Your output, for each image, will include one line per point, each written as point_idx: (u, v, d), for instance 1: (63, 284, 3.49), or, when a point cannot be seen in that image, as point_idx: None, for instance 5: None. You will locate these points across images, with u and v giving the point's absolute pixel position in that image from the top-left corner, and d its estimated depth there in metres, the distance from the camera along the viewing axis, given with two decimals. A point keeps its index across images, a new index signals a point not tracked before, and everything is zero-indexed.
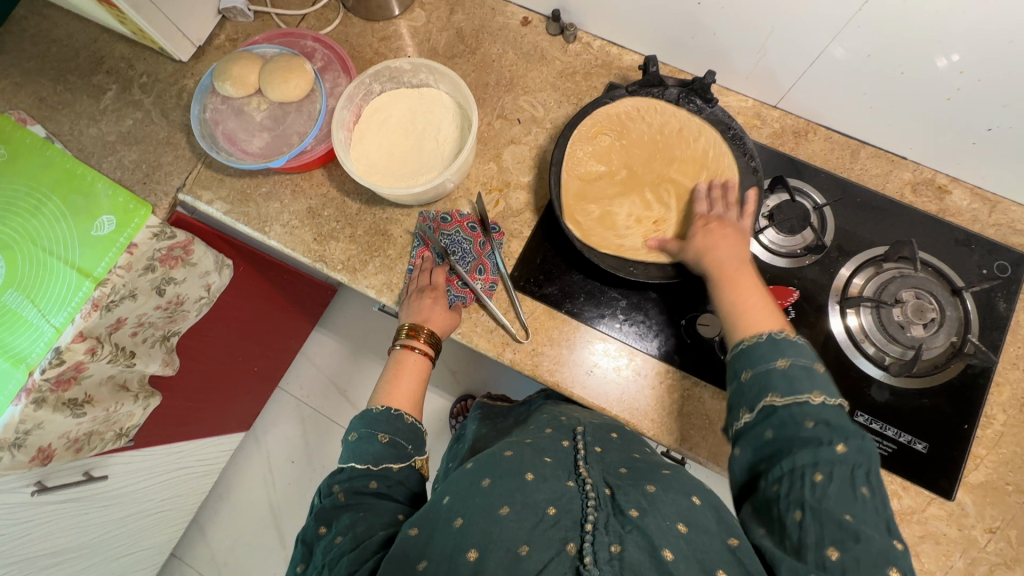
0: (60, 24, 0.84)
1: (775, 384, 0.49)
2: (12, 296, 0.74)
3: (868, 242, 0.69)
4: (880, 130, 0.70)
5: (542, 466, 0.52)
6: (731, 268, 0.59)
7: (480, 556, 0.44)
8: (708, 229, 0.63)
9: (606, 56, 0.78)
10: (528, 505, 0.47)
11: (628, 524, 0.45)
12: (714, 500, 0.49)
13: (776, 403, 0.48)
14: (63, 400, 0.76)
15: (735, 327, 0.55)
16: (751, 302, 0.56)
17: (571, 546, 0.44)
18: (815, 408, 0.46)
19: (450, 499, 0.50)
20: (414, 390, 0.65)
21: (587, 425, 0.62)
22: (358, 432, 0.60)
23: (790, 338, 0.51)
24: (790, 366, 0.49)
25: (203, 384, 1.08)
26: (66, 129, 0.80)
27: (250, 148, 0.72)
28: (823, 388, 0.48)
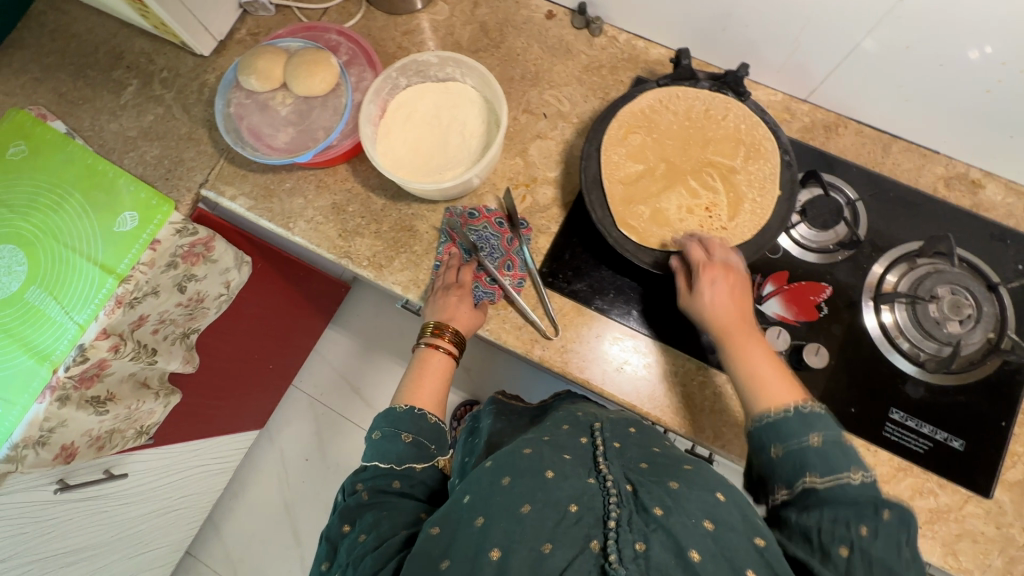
0: (79, 19, 0.83)
1: (812, 462, 0.46)
2: (35, 293, 0.73)
3: (902, 237, 0.68)
4: (914, 124, 0.69)
5: (562, 462, 0.50)
6: (735, 333, 0.56)
7: (504, 554, 0.43)
8: (715, 282, 0.58)
9: (632, 50, 0.77)
10: (549, 504, 0.46)
11: (652, 522, 0.44)
12: (740, 494, 0.48)
13: (816, 484, 0.45)
14: (86, 398, 0.75)
15: (754, 401, 0.52)
16: (768, 371, 0.53)
17: (595, 543, 0.43)
18: (858, 489, 0.44)
19: (471, 498, 0.49)
20: (437, 391, 0.64)
21: (605, 420, 0.60)
22: (381, 431, 0.60)
23: (816, 410, 0.49)
24: (824, 443, 0.47)
25: (221, 381, 1.07)
26: (87, 125, 0.80)
27: (275, 143, 0.71)
28: (861, 464, 0.46)
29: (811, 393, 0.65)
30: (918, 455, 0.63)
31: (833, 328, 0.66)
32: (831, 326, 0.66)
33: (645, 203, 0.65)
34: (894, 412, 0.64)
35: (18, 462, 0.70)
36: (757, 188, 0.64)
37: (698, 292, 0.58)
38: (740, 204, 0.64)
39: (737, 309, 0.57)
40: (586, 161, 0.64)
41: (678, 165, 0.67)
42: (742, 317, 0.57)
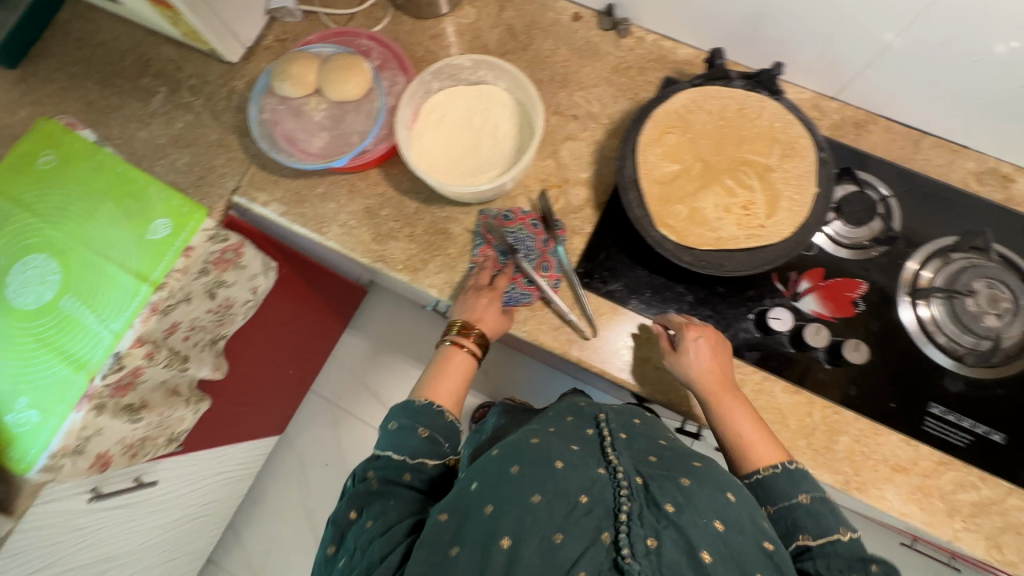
0: (105, 27, 0.84)
1: (803, 521, 0.54)
2: (69, 302, 0.73)
3: (936, 232, 0.69)
4: (945, 120, 0.70)
5: (570, 454, 0.52)
6: (718, 392, 0.61)
7: (514, 543, 0.45)
8: (698, 345, 0.62)
9: (659, 50, 0.77)
10: (560, 494, 0.48)
11: (663, 519, 0.46)
12: (748, 497, 0.51)
13: (810, 543, 0.53)
14: (121, 405, 0.75)
15: (742, 460, 0.59)
16: (752, 436, 0.59)
17: (606, 535, 0.46)
18: (846, 545, 0.51)
19: (480, 485, 0.51)
20: (455, 390, 0.68)
21: (609, 411, 0.62)
22: (398, 422, 0.64)
23: (802, 470, 0.57)
24: (812, 501, 0.55)
25: (245, 388, 1.07)
26: (117, 133, 0.80)
27: (309, 148, 0.71)
28: (846, 521, 0.53)
29: (850, 388, 0.65)
30: (960, 449, 0.63)
31: (870, 324, 0.67)
32: (868, 322, 0.67)
33: (682, 202, 0.65)
34: (934, 406, 0.64)
35: (56, 472, 0.70)
36: (793, 186, 0.64)
37: (681, 352, 0.62)
38: (780, 199, 0.64)
39: (718, 366, 0.62)
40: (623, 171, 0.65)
41: (714, 164, 0.67)
42: (723, 375, 0.62)
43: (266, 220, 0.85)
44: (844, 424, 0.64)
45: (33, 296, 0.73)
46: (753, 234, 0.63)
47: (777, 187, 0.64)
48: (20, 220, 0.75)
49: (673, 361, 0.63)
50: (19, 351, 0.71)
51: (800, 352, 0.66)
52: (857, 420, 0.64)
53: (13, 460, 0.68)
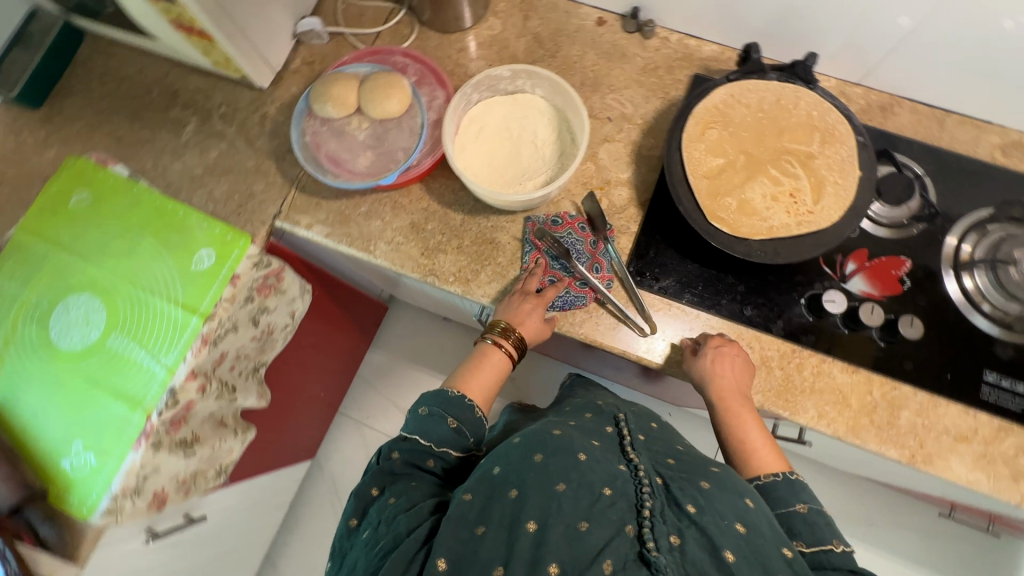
0: (128, 61, 0.83)
1: (798, 529, 0.54)
2: (116, 341, 0.71)
3: (970, 206, 0.71)
4: (968, 99, 0.72)
5: (593, 448, 0.54)
6: (729, 402, 0.64)
7: (541, 527, 0.46)
8: (720, 352, 0.64)
9: (685, 49, 0.79)
10: (584, 484, 0.49)
11: (685, 519, 0.47)
12: (764, 505, 0.51)
13: (803, 550, 0.53)
14: (175, 441, 0.74)
15: (744, 467, 0.62)
16: (753, 439, 0.63)
17: (629, 528, 0.46)
18: (841, 557, 0.51)
19: (502, 470, 0.52)
20: (486, 386, 0.69)
21: (627, 414, 0.66)
22: (429, 408, 0.64)
23: (803, 480, 0.58)
24: (809, 511, 0.55)
25: (279, 415, 1.05)
26: (150, 166, 0.79)
27: (355, 168, 0.72)
28: (843, 537, 0.53)
29: (906, 362, 0.66)
30: (1019, 414, 0.64)
31: (918, 299, 0.68)
32: (916, 298, 0.68)
33: (731, 195, 0.67)
34: (988, 373, 0.66)
35: (117, 514, 0.68)
36: (836, 171, 0.66)
37: (702, 356, 0.64)
38: (824, 183, 0.66)
39: (735, 381, 0.63)
40: (671, 168, 0.66)
41: (756, 156, 0.69)
42: (738, 388, 0.64)
43: (305, 242, 0.84)
44: (905, 399, 0.66)
45: (78, 337, 0.72)
46: (803, 220, 0.65)
47: (820, 173, 0.66)
48: (58, 261, 0.74)
49: (690, 364, 0.65)
50: (70, 394, 0.70)
51: (854, 332, 0.68)
52: (917, 394, 0.66)
53: (74, 505, 0.66)
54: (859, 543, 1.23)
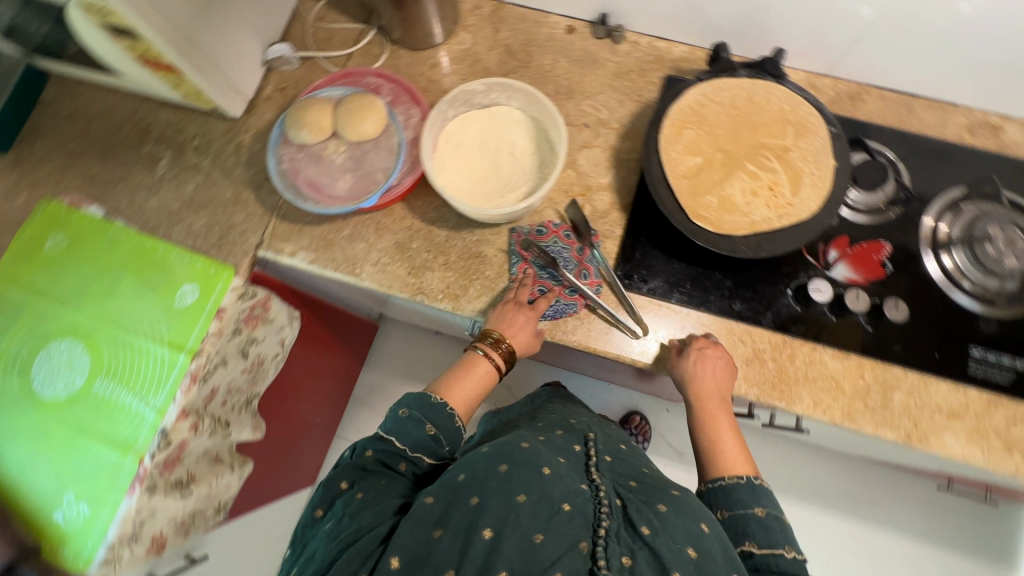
0: (96, 99, 0.82)
1: (752, 530, 0.57)
2: (102, 385, 0.70)
3: (943, 186, 0.72)
4: (933, 82, 0.74)
5: (558, 464, 0.55)
6: (706, 402, 0.65)
7: (495, 536, 0.46)
8: (704, 354, 0.65)
9: (655, 51, 0.80)
10: (544, 497, 0.50)
11: (638, 541, 0.48)
12: (721, 530, 0.52)
13: (753, 550, 0.56)
14: (171, 482, 0.72)
15: (712, 467, 0.64)
16: (726, 442, 0.65)
17: (583, 545, 0.47)
18: (788, 562, 0.54)
19: (467, 475, 0.53)
20: (469, 395, 0.68)
21: (597, 434, 0.69)
22: (410, 411, 0.64)
23: (765, 485, 0.60)
24: (766, 515, 0.58)
25: (277, 444, 1.04)
26: (125, 204, 0.78)
27: (335, 193, 0.71)
28: (793, 542, 0.56)
29: (894, 344, 0.68)
30: (1007, 387, 0.66)
31: (901, 281, 0.70)
32: (899, 280, 0.70)
33: (711, 193, 0.67)
34: (974, 349, 0.67)
35: (115, 564, 0.66)
36: (812, 162, 0.67)
37: (686, 357, 0.65)
38: (801, 175, 0.67)
39: (716, 381, 0.64)
40: (652, 170, 0.67)
41: (733, 152, 0.70)
42: (720, 390, 0.64)
43: (290, 268, 0.83)
44: (896, 380, 0.66)
45: (62, 385, 0.70)
46: (784, 213, 0.66)
47: (797, 166, 0.67)
48: (36, 308, 0.72)
49: (675, 365, 0.66)
50: (58, 444, 0.68)
51: (841, 319, 0.69)
52: (907, 374, 0.67)
53: (69, 558, 0.64)
54: (862, 522, 1.24)
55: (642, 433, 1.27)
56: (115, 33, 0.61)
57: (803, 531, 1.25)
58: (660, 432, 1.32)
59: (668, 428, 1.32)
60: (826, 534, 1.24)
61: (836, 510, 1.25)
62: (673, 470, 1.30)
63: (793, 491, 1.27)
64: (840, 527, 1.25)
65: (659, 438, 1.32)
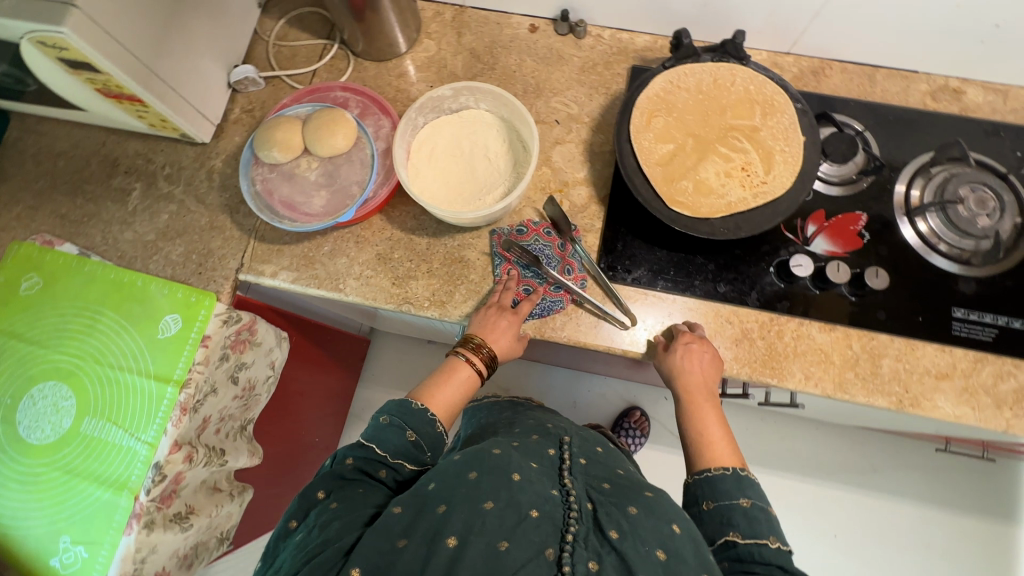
0: (61, 136, 0.80)
1: (736, 519, 0.54)
2: (91, 425, 0.69)
3: (912, 153, 0.74)
4: (892, 52, 0.75)
5: (529, 470, 0.54)
6: (694, 396, 0.64)
7: (460, 543, 0.46)
8: (689, 349, 0.65)
9: (619, 43, 0.80)
10: (512, 504, 0.49)
11: (606, 544, 0.47)
12: (693, 531, 0.51)
13: (736, 539, 0.53)
14: (170, 516, 0.71)
15: (699, 457, 0.61)
16: (714, 435, 0.62)
17: (549, 552, 0.46)
18: (773, 552, 0.51)
19: (437, 485, 0.52)
20: (452, 401, 0.66)
21: (573, 437, 0.67)
22: (390, 417, 0.62)
23: (751, 477, 0.58)
24: (751, 505, 0.55)
25: (276, 468, 1.03)
26: (100, 240, 0.76)
27: (312, 210, 0.70)
28: (779, 533, 0.53)
29: (879, 312, 0.68)
30: (992, 344, 0.67)
31: (879, 249, 0.71)
32: (878, 248, 0.71)
33: (686, 178, 0.68)
34: (957, 310, 0.68)
35: None
36: (782, 140, 0.68)
37: (672, 352, 0.65)
38: (772, 153, 0.68)
39: (703, 376, 0.64)
40: (626, 160, 0.67)
41: (704, 136, 0.71)
42: (707, 384, 0.64)
43: (275, 289, 0.82)
44: (884, 347, 0.67)
45: (49, 428, 0.69)
46: (759, 191, 0.66)
47: (768, 144, 0.68)
48: (17, 352, 0.71)
49: (662, 360, 0.66)
50: (50, 488, 0.67)
51: (824, 291, 0.69)
52: (894, 340, 0.67)
53: None
54: (866, 490, 1.25)
55: (641, 429, 1.27)
56: (73, 67, 0.60)
57: (809, 504, 1.26)
58: (660, 420, 1.33)
59: (667, 416, 1.33)
60: (831, 505, 1.25)
61: (839, 480, 1.26)
62: (675, 457, 1.31)
63: (796, 465, 1.28)
64: (845, 496, 1.26)
65: (659, 427, 1.32)
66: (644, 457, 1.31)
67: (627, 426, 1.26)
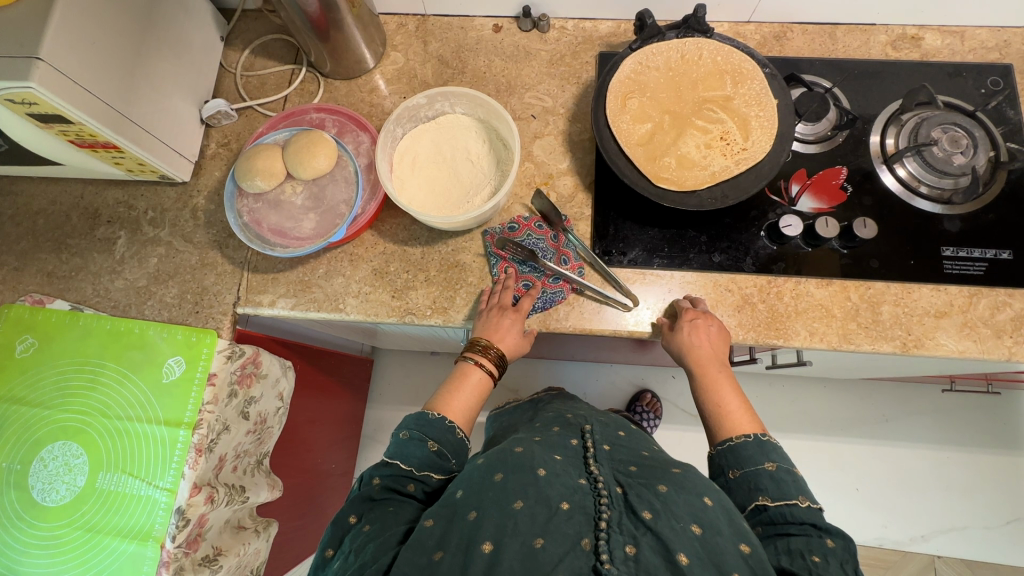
0: (37, 193, 0.79)
1: (764, 484, 0.55)
2: (106, 478, 0.68)
3: (882, 103, 0.76)
4: (849, 9, 0.77)
5: (554, 463, 0.54)
6: (706, 367, 0.64)
7: (495, 547, 0.46)
8: (696, 324, 0.65)
9: (583, 32, 0.81)
10: (542, 500, 0.49)
11: (640, 526, 0.47)
12: (725, 501, 0.51)
13: (767, 503, 0.53)
14: (198, 560, 0.70)
15: (719, 428, 0.61)
16: (730, 405, 0.62)
17: (586, 542, 0.46)
18: (805, 511, 0.52)
19: (465, 492, 0.52)
20: (468, 406, 0.65)
21: (593, 424, 0.67)
22: (409, 431, 0.62)
23: (772, 441, 0.58)
24: (777, 468, 0.55)
25: (296, 499, 1.02)
26: (91, 293, 0.75)
27: (302, 234, 0.70)
28: (807, 492, 0.54)
29: (873, 261, 0.70)
30: (984, 278, 0.68)
31: (863, 200, 0.72)
32: (862, 200, 0.72)
33: (668, 154, 0.69)
34: (946, 249, 0.69)
35: None
36: (756, 106, 0.69)
37: (679, 329, 0.65)
38: (748, 118, 0.69)
39: (712, 348, 0.64)
40: (607, 142, 0.68)
41: (679, 112, 0.72)
42: (717, 354, 0.64)
43: (274, 319, 0.81)
44: (881, 294, 0.68)
45: (64, 488, 0.68)
46: (740, 158, 0.68)
47: (742, 112, 0.70)
48: (22, 416, 0.70)
49: (671, 338, 0.67)
50: (74, 548, 0.66)
51: (816, 248, 0.70)
52: (889, 287, 0.69)
53: None
54: (879, 440, 1.27)
55: (653, 411, 1.29)
56: (44, 121, 0.60)
57: (827, 461, 1.27)
58: (671, 399, 1.34)
59: (677, 394, 1.34)
60: (849, 460, 1.27)
61: (853, 434, 1.28)
62: (691, 434, 1.32)
63: (809, 425, 1.29)
64: (860, 449, 1.27)
65: (670, 406, 1.34)
66: (661, 439, 1.31)
67: (640, 410, 1.27)
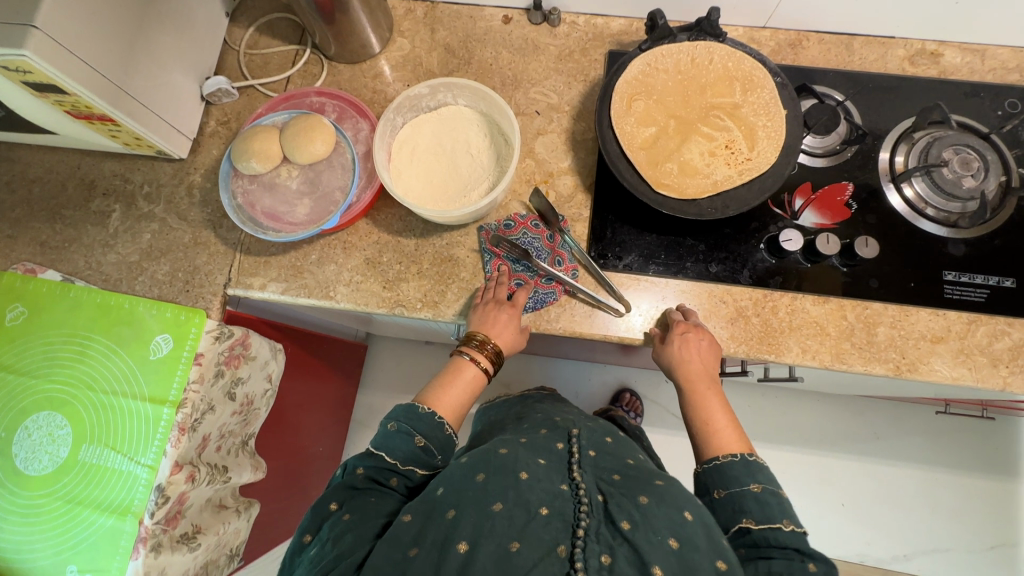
0: (33, 161, 0.79)
1: (748, 506, 0.54)
2: (89, 451, 0.68)
3: (894, 119, 0.74)
4: (868, 21, 0.75)
5: (536, 467, 0.54)
6: (695, 384, 0.63)
7: (470, 548, 0.46)
8: (687, 338, 0.64)
9: (594, 28, 0.80)
10: (520, 503, 0.49)
11: (618, 536, 0.47)
12: (707, 517, 0.50)
13: (751, 526, 0.53)
14: (177, 537, 0.70)
15: (706, 446, 0.61)
16: (717, 422, 0.62)
17: (561, 548, 0.46)
18: (787, 536, 0.51)
19: (445, 491, 0.52)
20: (458, 402, 0.65)
21: (582, 428, 0.66)
22: (397, 423, 0.61)
23: (759, 462, 0.57)
24: (762, 490, 0.55)
25: (281, 481, 1.02)
26: (82, 265, 0.75)
27: (295, 219, 0.69)
28: (792, 516, 0.53)
29: (872, 281, 0.68)
30: (984, 304, 0.67)
31: (868, 218, 0.70)
32: (867, 218, 0.70)
33: (670, 160, 0.68)
34: (949, 273, 0.68)
35: None
36: (764, 115, 0.68)
37: (668, 343, 0.64)
38: (754, 127, 0.68)
39: (702, 363, 0.63)
40: (608, 143, 0.67)
41: (685, 117, 0.71)
42: (708, 371, 0.64)
43: (265, 302, 0.81)
44: (878, 315, 0.67)
45: (47, 458, 0.68)
46: (744, 169, 0.66)
47: (749, 121, 0.68)
48: (9, 384, 0.70)
49: (660, 352, 0.66)
50: (53, 519, 0.67)
51: (815, 264, 0.69)
52: (887, 308, 0.67)
53: None
54: (869, 458, 1.26)
55: (635, 410, 1.28)
56: (39, 90, 0.59)
57: (815, 476, 1.27)
58: (661, 404, 1.33)
59: (669, 400, 1.33)
60: (837, 476, 1.26)
61: (844, 451, 1.27)
62: (678, 439, 1.31)
63: (799, 439, 1.29)
64: (850, 466, 1.27)
65: (660, 411, 1.33)
66: None
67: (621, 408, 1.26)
